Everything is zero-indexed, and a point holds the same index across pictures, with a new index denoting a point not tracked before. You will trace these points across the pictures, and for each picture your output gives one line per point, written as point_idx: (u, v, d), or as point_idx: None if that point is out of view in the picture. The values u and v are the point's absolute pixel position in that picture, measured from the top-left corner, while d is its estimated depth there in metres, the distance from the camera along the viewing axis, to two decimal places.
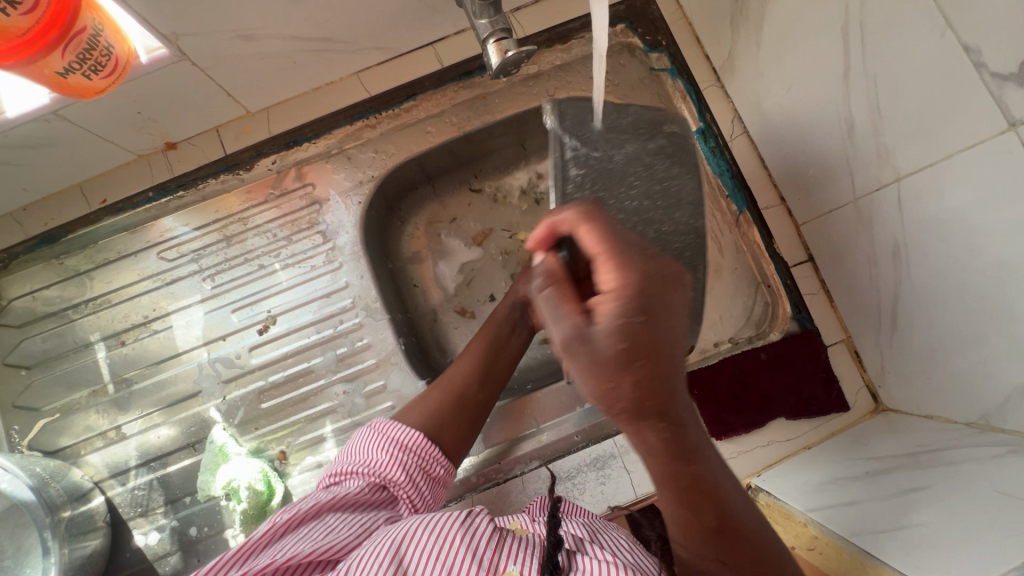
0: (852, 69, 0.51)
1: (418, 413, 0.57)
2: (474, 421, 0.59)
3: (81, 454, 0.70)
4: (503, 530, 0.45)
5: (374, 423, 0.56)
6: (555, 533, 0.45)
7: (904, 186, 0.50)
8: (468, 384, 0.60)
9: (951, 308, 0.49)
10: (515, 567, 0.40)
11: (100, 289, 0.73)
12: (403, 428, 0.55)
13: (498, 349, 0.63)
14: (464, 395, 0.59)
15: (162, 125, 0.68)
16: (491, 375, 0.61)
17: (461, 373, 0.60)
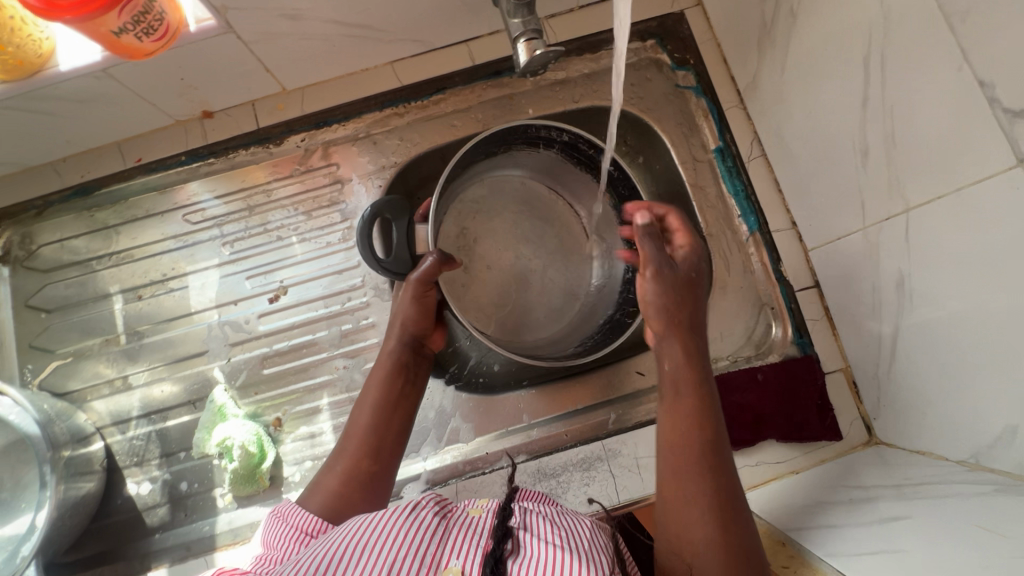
0: (871, 98, 0.52)
1: (320, 493, 0.55)
2: (375, 491, 0.56)
3: (87, 399, 0.72)
4: (450, 521, 0.47)
5: (276, 511, 0.53)
6: (502, 523, 0.46)
7: (914, 216, 0.50)
8: (358, 459, 0.56)
9: (951, 341, 0.49)
10: (457, 561, 0.43)
11: (125, 244, 0.76)
12: (302, 511, 0.52)
13: (389, 402, 0.60)
14: (355, 467, 0.56)
15: (202, 94, 0.71)
16: (382, 433, 0.58)
17: (350, 449, 0.57)
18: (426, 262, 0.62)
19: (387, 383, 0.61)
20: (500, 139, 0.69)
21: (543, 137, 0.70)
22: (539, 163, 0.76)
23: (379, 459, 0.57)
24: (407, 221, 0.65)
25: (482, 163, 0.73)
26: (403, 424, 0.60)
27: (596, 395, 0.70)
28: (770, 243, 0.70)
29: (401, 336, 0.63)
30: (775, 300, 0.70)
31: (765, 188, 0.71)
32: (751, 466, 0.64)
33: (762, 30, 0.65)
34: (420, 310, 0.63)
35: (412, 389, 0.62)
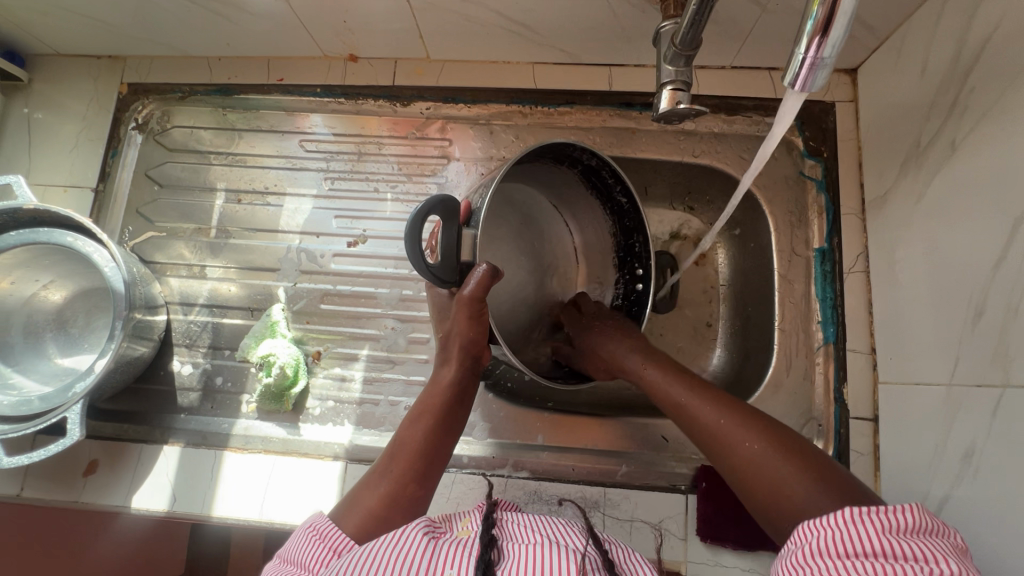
0: (1007, 260, 0.49)
1: (357, 512, 0.51)
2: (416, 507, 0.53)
3: (166, 274, 0.78)
4: (436, 539, 0.46)
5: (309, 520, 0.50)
6: (487, 533, 0.47)
7: (1008, 395, 0.47)
8: (403, 481, 0.53)
9: (1003, 535, 0.46)
10: (452, 571, 0.42)
11: (243, 149, 0.82)
12: (339, 534, 0.48)
13: (443, 422, 0.58)
14: (399, 490, 0.52)
15: (356, 40, 0.75)
16: (431, 452, 0.56)
17: (395, 470, 0.54)
18: (477, 273, 0.57)
19: (435, 405, 0.59)
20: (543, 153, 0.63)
21: (585, 162, 0.64)
22: (560, 180, 0.69)
23: (424, 485, 0.54)
24: (457, 226, 0.58)
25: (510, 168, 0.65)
26: (449, 436, 0.58)
27: (614, 442, 0.70)
28: (840, 360, 0.68)
29: (461, 363, 0.61)
30: (825, 418, 0.67)
31: (856, 304, 0.68)
32: (743, 571, 0.62)
33: (913, 150, 0.62)
34: (473, 329, 0.60)
35: (461, 412, 0.60)
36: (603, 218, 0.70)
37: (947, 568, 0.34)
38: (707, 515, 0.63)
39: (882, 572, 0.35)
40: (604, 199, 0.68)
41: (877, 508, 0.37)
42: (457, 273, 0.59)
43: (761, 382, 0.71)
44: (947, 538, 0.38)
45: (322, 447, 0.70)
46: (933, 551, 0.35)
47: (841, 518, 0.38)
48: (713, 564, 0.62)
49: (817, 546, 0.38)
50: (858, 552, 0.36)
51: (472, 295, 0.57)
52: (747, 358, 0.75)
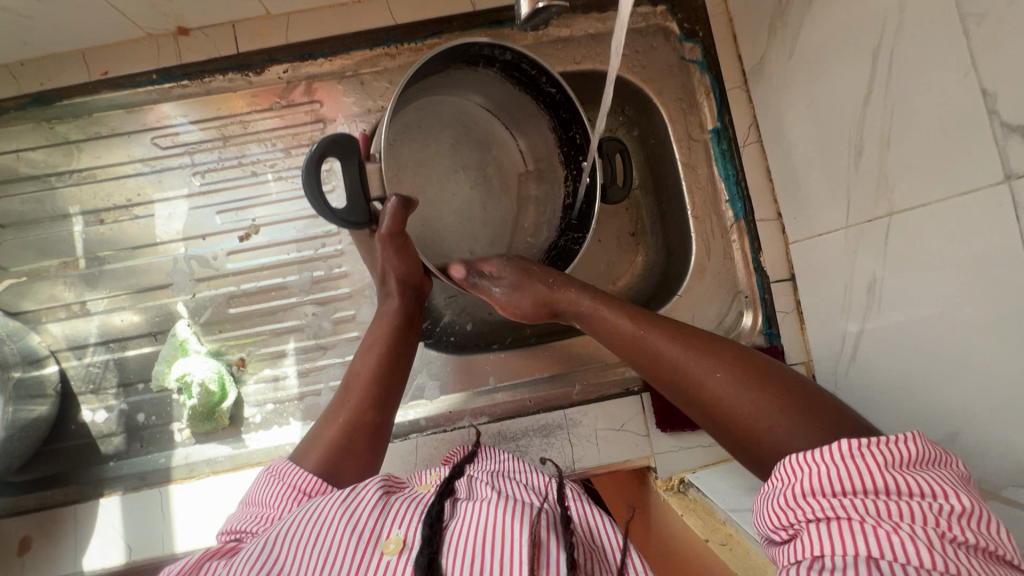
0: (873, 94, 0.51)
1: (319, 446, 0.53)
2: (376, 441, 0.55)
3: (43, 321, 0.69)
4: (393, 496, 0.47)
5: (273, 465, 0.52)
6: (447, 485, 0.49)
7: (895, 222, 0.51)
8: (361, 412, 0.55)
9: (914, 347, 0.50)
10: (398, 531, 0.42)
11: (87, 162, 0.72)
12: (298, 470, 0.50)
13: (396, 355, 0.59)
14: (359, 418, 0.55)
15: (178, 7, 0.65)
16: (385, 379, 0.57)
17: (352, 401, 0.56)
18: (389, 207, 0.54)
19: (384, 337, 0.60)
20: (441, 59, 0.59)
21: (486, 55, 0.61)
22: (475, 83, 0.67)
23: (383, 412, 0.56)
24: (359, 161, 0.54)
25: (416, 86, 0.62)
26: (407, 371, 0.60)
27: (563, 365, 0.70)
28: (753, 232, 0.70)
29: (401, 292, 0.61)
30: (749, 289, 0.70)
31: (756, 175, 0.69)
32: (705, 446, 0.65)
33: (776, 10, 0.62)
34: (404, 260, 0.58)
35: (414, 339, 0.62)
36: (540, 114, 0.68)
37: (954, 503, 0.33)
38: (663, 407, 0.65)
39: (880, 514, 0.32)
40: (533, 92, 0.65)
41: (876, 440, 0.34)
42: (367, 212, 0.56)
43: (687, 272, 0.72)
44: (946, 464, 0.36)
45: (273, 452, 0.66)
46: (940, 486, 0.33)
47: (831, 453, 0.34)
48: (678, 448, 0.65)
49: (805, 486, 0.35)
50: (855, 491, 0.34)
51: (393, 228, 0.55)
52: (671, 252, 0.76)
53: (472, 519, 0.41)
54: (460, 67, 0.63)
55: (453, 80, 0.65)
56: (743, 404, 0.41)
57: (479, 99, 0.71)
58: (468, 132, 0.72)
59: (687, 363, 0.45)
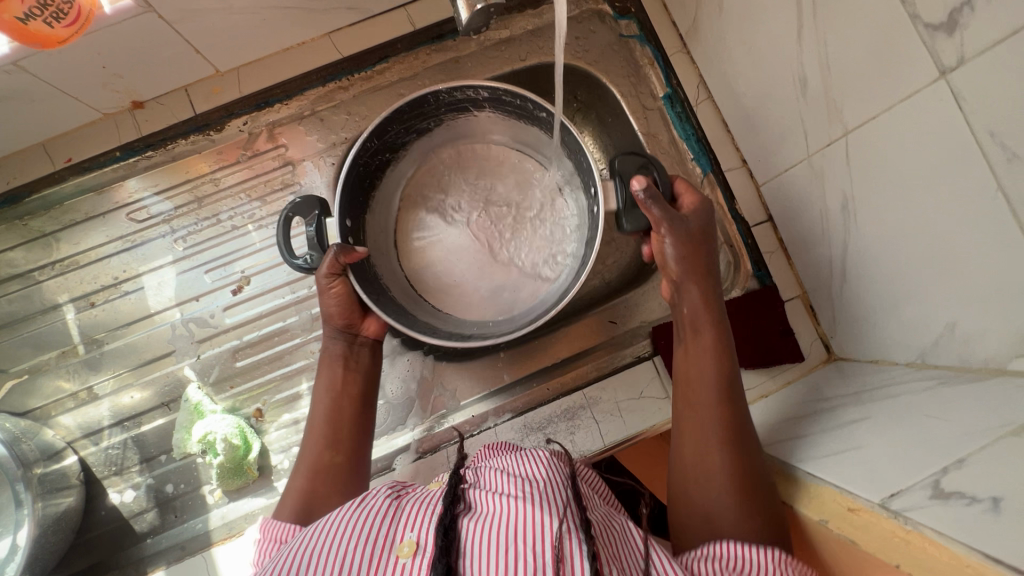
0: (805, 27, 0.54)
1: (289, 500, 0.54)
2: (344, 482, 0.56)
3: (52, 415, 0.69)
4: (402, 499, 0.49)
5: (262, 526, 0.53)
6: (453, 485, 0.50)
7: (852, 140, 0.53)
8: (320, 453, 0.56)
9: (894, 252, 0.52)
10: (413, 533, 0.45)
11: (67, 251, 0.72)
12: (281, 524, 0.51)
13: (341, 412, 0.59)
14: (318, 461, 0.56)
15: (130, 83, 0.67)
16: (342, 421, 0.58)
17: (311, 446, 0.57)
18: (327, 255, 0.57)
19: (330, 372, 0.60)
20: (404, 116, 0.64)
21: (454, 99, 0.65)
22: (472, 126, 0.71)
23: (342, 450, 0.57)
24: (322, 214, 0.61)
25: (415, 143, 0.70)
26: (361, 430, 0.59)
27: (573, 347, 0.72)
28: (723, 182, 0.72)
29: (331, 328, 0.61)
30: (733, 238, 0.71)
31: (714, 129, 0.72)
32: None
33: None
34: (335, 300, 0.60)
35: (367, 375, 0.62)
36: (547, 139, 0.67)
37: None
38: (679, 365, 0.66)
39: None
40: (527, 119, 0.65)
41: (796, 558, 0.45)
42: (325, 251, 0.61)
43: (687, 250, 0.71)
44: None
45: None
46: None
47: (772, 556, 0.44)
48: None
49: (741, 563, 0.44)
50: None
51: (336, 264, 0.57)
52: None
53: (489, 522, 0.43)
54: (440, 118, 0.67)
55: (456, 123, 0.69)
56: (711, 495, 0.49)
57: (502, 137, 0.72)
58: (497, 167, 0.73)
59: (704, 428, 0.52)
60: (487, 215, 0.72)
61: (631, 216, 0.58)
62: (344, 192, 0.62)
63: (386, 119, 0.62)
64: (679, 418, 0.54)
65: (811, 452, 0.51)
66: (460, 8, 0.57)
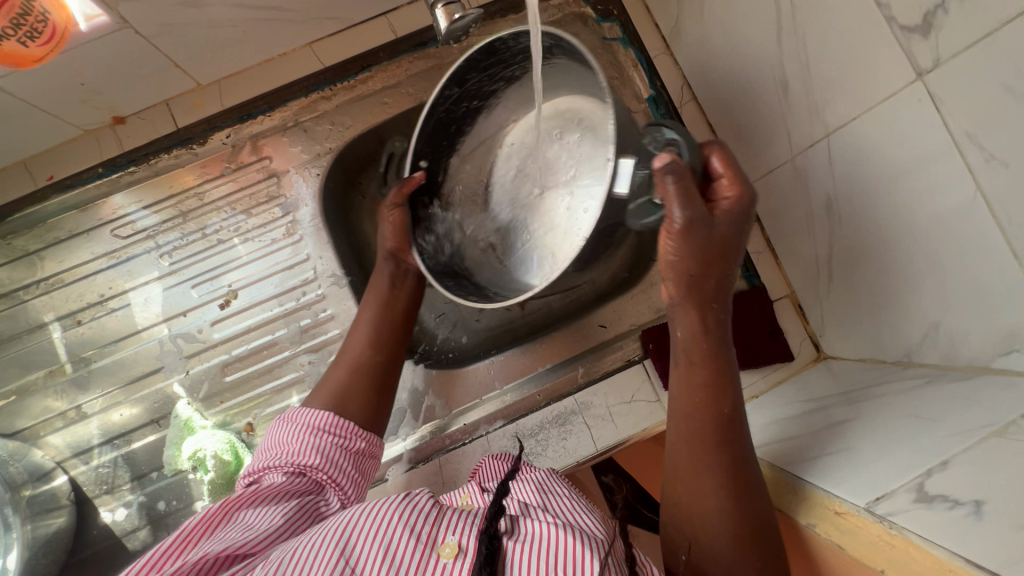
0: (784, 28, 0.54)
1: (322, 393, 0.58)
2: (379, 386, 0.60)
3: (40, 435, 0.69)
4: (444, 506, 0.48)
5: (284, 414, 0.56)
6: (497, 499, 0.48)
7: (834, 140, 0.53)
8: (363, 351, 0.61)
9: (878, 252, 0.52)
10: (453, 538, 0.44)
11: (52, 269, 0.71)
12: (307, 412, 0.55)
13: (387, 322, 0.63)
14: (364, 357, 0.60)
15: (110, 99, 0.66)
16: (392, 329, 0.63)
17: (354, 343, 0.61)
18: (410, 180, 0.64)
19: (382, 288, 0.65)
20: (479, 65, 0.59)
21: (528, 47, 0.57)
22: (566, 84, 0.64)
23: (383, 353, 0.61)
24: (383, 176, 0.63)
25: (503, 92, 0.66)
26: (400, 342, 0.63)
27: (563, 352, 0.72)
28: None
29: (383, 253, 0.66)
30: None
31: (700, 130, 0.72)
32: None
33: None
34: (394, 229, 0.65)
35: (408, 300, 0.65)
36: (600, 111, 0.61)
37: None
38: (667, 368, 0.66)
39: None
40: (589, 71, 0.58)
41: None
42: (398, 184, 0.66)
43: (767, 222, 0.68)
44: None
45: None
46: None
47: None
48: None
49: None
50: None
51: (399, 196, 0.64)
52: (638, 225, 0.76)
53: (531, 536, 0.42)
54: (523, 67, 0.62)
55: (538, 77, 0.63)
56: (704, 514, 0.46)
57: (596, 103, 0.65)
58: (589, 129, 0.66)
59: (699, 447, 0.48)
60: (571, 185, 0.67)
61: (642, 209, 0.49)
62: (422, 139, 0.63)
63: (464, 65, 0.58)
64: (675, 435, 0.50)
65: (800, 454, 0.51)
66: (439, 18, 0.57)
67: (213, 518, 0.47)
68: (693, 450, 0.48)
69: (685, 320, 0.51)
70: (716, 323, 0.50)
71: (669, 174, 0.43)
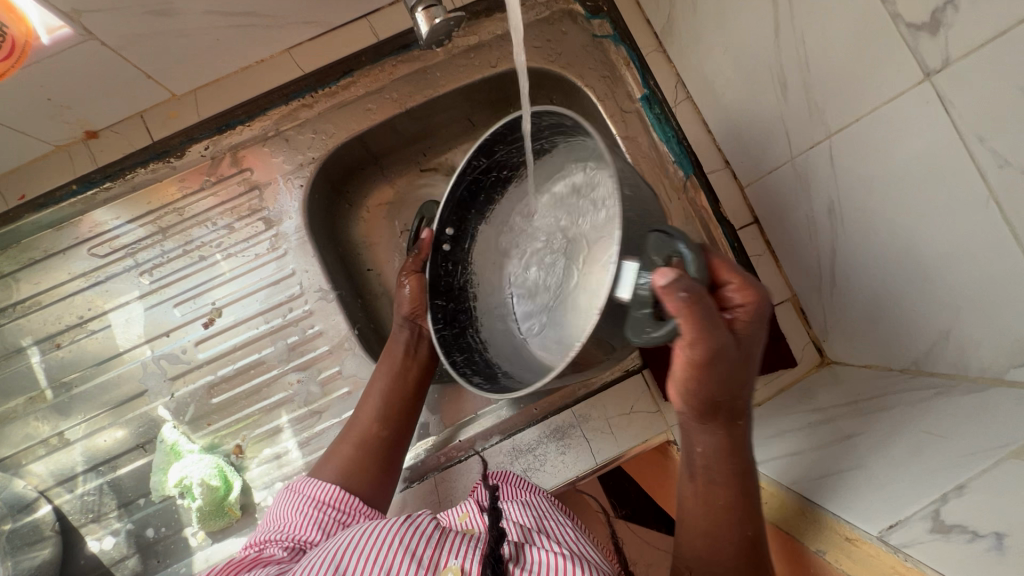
0: (782, 25, 0.52)
1: (331, 463, 0.57)
2: (382, 459, 0.58)
3: (23, 463, 0.67)
4: (446, 528, 0.46)
5: (291, 485, 0.55)
6: (499, 525, 0.46)
7: (836, 142, 0.51)
8: (367, 424, 0.59)
9: (882, 258, 0.50)
10: (456, 562, 0.41)
11: (28, 291, 0.69)
12: (317, 485, 0.54)
13: (392, 396, 0.60)
14: (367, 430, 0.59)
15: (80, 113, 0.64)
16: (398, 404, 0.60)
17: (362, 414, 0.60)
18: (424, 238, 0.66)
19: (392, 357, 0.62)
20: (506, 138, 0.61)
21: (552, 122, 0.57)
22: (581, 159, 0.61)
23: (389, 428, 0.59)
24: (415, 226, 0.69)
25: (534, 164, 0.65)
26: (411, 416, 0.61)
27: None
28: (707, 184, 0.69)
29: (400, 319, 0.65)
30: (718, 242, 0.68)
31: (695, 130, 0.69)
32: None
33: None
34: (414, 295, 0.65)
35: (421, 376, 0.63)
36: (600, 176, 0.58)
37: None
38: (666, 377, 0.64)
39: None
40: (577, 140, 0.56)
41: None
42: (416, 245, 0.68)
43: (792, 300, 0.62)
44: None
45: None
46: None
47: None
48: None
49: None
50: None
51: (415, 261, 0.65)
52: None
53: (538, 566, 0.41)
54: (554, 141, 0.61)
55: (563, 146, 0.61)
56: None
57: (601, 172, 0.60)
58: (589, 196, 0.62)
59: (720, 555, 0.44)
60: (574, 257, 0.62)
61: (639, 322, 0.40)
62: (446, 207, 0.64)
63: (489, 139, 0.60)
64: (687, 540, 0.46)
65: (806, 471, 0.49)
66: (420, 21, 0.55)
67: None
68: (710, 557, 0.44)
69: (707, 439, 0.44)
70: (740, 442, 0.44)
71: (680, 290, 0.37)
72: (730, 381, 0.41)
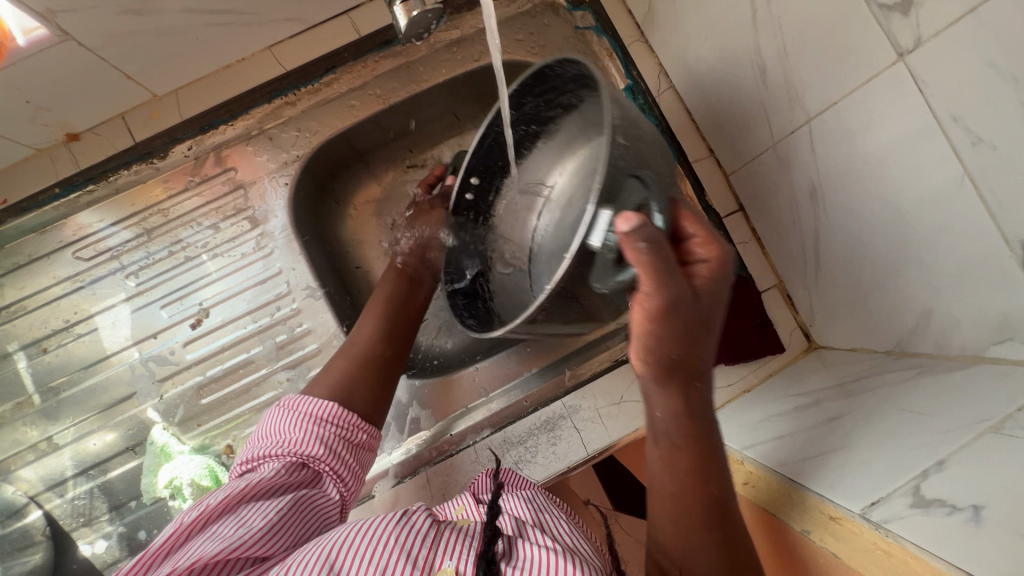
0: (759, 11, 0.52)
1: (327, 381, 0.56)
2: (386, 379, 0.59)
3: (12, 469, 0.66)
4: (441, 524, 0.44)
5: (284, 401, 0.54)
6: (493, 521, 0.44)
7: (815, 126, 0.51)
8: (372, 341, 0.60)
9: (863, 239, 0.51)
10: (451, 563, 0.40)
11: (13, 296, 0.69)
12: (311, 401, 0.53)
13: (394, 318, 0.62)
14: (372, 346, 0.60)
15: (60, 115, 0.63)
16: (399, 327, 0.62)
17: (367, 329, 0.61)
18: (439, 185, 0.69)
19: (395, 284, 0.65)
20: (534, 89, 0.57)
21: (575, 73, 0.54)
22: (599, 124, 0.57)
23: (395, 346, 0.61)
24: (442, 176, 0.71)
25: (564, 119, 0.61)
26: (411, 339, 0.63)
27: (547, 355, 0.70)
28: (692, 174, 0.69)
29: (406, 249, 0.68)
30: None
31: (680, 119, 0.69)
32: None
33: None
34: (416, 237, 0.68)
35: (420, 306, 0.65)
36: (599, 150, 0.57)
37: None
38: None
39: None
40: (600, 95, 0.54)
41: None
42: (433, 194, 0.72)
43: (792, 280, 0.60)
44: None
45: None
46: None
47: None
48: None
49: None
50: None
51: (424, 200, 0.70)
52: None
53: (529, 562, 0.39)
54: (579, 96, 0.57)
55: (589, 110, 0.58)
56: None
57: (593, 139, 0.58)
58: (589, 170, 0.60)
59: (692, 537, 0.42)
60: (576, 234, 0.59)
61: None
62: (473, 155, 0.63)
63: (516, 90, 0.56)
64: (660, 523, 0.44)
65: (793, 453, 0.49)
66: (399, 15, 0.55)
67: (212, 510, 0.44)
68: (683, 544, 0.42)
69: (666, 402, 0.44)
70: (701, 405, 0.44)
71: (641, 238, 0.37)
72: (692, 331, 0.42)
